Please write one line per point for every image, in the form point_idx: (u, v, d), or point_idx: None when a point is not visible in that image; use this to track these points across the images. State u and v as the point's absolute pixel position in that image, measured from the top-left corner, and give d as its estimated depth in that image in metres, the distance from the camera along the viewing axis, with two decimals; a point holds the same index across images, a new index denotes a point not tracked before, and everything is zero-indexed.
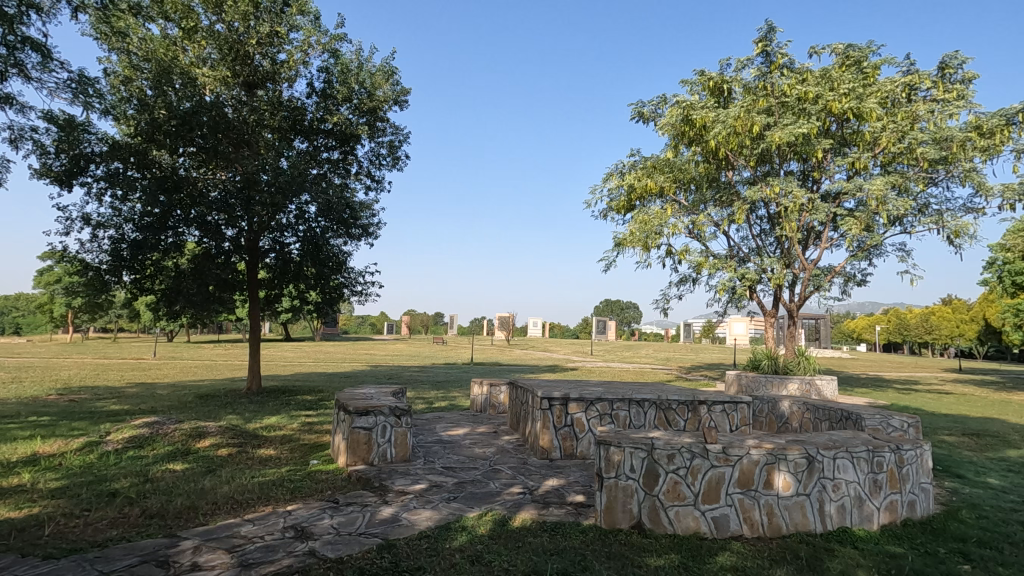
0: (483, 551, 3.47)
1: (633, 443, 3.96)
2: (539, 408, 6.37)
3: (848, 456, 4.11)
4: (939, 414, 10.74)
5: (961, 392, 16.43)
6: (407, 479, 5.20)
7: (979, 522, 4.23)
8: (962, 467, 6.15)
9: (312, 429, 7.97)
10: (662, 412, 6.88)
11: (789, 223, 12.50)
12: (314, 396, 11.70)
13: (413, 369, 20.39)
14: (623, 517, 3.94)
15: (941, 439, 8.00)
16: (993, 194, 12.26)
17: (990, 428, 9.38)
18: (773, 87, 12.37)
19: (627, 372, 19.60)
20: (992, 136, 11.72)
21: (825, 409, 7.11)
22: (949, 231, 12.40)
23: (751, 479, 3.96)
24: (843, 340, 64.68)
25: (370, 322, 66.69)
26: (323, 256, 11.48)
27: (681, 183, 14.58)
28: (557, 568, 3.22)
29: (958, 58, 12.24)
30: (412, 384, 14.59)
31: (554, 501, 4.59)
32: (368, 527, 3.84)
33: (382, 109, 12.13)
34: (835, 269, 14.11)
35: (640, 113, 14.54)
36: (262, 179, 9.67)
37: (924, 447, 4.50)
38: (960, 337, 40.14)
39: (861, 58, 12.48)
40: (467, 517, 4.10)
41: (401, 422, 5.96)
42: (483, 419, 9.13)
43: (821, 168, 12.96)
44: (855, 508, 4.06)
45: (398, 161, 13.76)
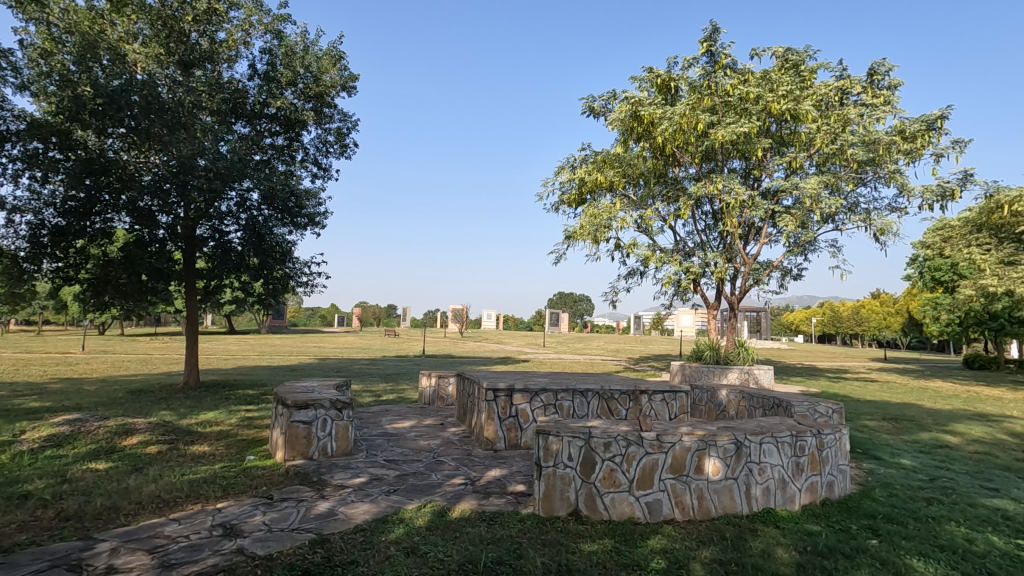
0: (419, 542, 3.45)
1: (571, 432, 4.03)
2: (484, 399, 6.40)
3: (773, 441, 4.32)
4: (862, 401, 11.45)
5: (886, 380, 17.58)
6: (347, 473, 5.11)
7: (889, 499, 4.54)
8: (878, 449, 6.59)
9: (252, 424, 7.71)
10: (605, 402, 7.04)
11: (731, 219, 12.98)
12: (256, 390, 11.32)
13: (364, 362, 20.04)
14: (561, 505, 4.00)
15: (862, 423, 8.55)
16: (914, 195, 13.11)
17: (908, 413, 10.07)
18: (717, 87, 12.72)
19: (578, 364, 19.86)
20: (915, 140, 12.51)
21: (758, 396, 7.46)
22: (876, 228, 13.18)
23: (683, 465, 4.11)
24: (783, 331, 67.93)
25: (320, 314, 65.17)
26: (267, 245, 11.12)
27: (631, 177, 14.87)
28: (492, 557, 3.24)
29: (885, 65, 12.98)
30: (361, 377, 14.30)
31: (495, 491, 4.63)
32: (302, 523, 3.76)
33: (329, 94, 11.80)
34: (773, 263, 14.76)
35: (591, 107, 14.74)
36: (199, 164, 9.11)
37: (843, 431, 4.78)
38: (887, 328, 42.75)
39: (798, 62, 13.03)
40: (405, 509, 4.08)
41: (342, 415, 5.88)
42: (430, 411, 9.08)
43: (761, 166, 13.52)
44: (778, 490, 4.28)
45: (346, 149, 13.45)
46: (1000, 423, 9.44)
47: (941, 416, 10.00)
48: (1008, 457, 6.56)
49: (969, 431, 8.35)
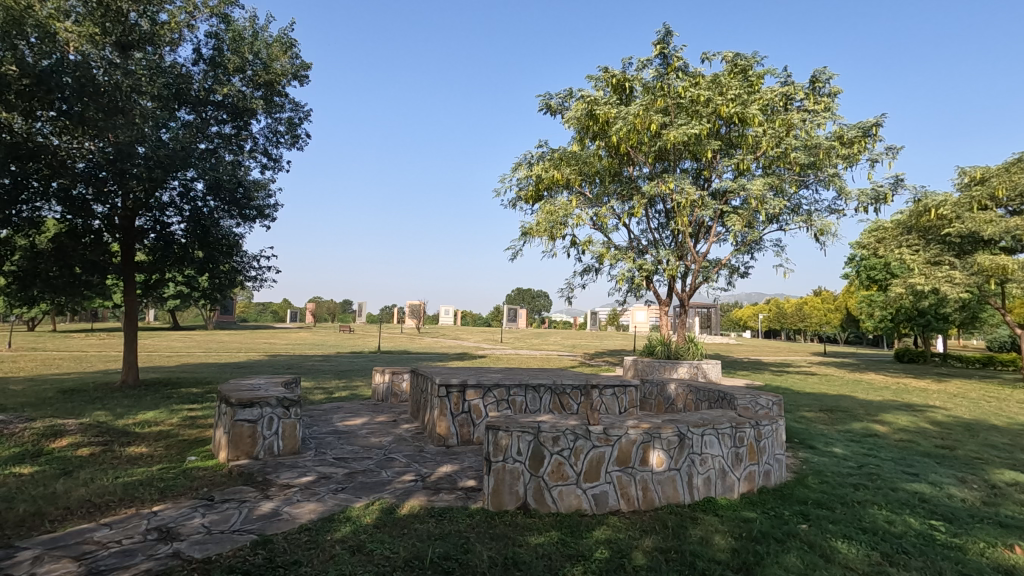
0: (366, 540, 3.43)
1: (520, 427, 4.07)
2: (437, 395, 6.37)
3: (715, 432, 4.49)
4: (802, 393, 12.04)
5: (825, 373, 18.53)
6: (294, 472, 5.01)
7: (820, 486, 4.81)
8: (813, 439, 6.94)
9: (195, 424, 7.42)
10: (557, 396, 7.15)
11: (681, 218, 13.36)
12: (201, 388, 10.91)
13: (316, 359, 19.57)
14: (510, 499, 4.05)
15: (801, 414, 8.99)
16: (851, 198, 13.84)
17: (842, 404, 10.66)
18: (670, 88, 13.02)
19: (534, 360, 20.04)
20: (852, 146, 13.20)
21: (703, 389, 7.73)
22: (816, 229, 13.83)
23: (629, 457, 4.23)
24: (732, 327, 70.56)
25: (272, 309, 63.41)
26: (213, 238, 10.70)
27: (586, 175, 15.11)
28: (439, 552, 3.24)
29: (826, 73, 13.61)
30: (313, 374, 13.98)
31: (446, 487, 4.64)
32: (244, 524, 3.66)
33: (280, 82, 11.52)
34: (721, 261, 15.28)
35: (548, 105, 14.85)
36: (138, 152, 8.71)
37: (779, 422, 5.03)
38: (827, 324, 44.92)
39: (746, 67, 13.48)
40: (353, 508, 4.03)
41: (290, 413, 5.75)
42: (383, 408, 8.99)
43: (711, 167, 13.99)
44: (718, 480, 4.47)
45: (298, 140, 13.09)
46: (924, 412, 10.13)
47: (872, 406, 10.63)
48: (929, 444, 7.04)
49: (896, 421, 8.92)
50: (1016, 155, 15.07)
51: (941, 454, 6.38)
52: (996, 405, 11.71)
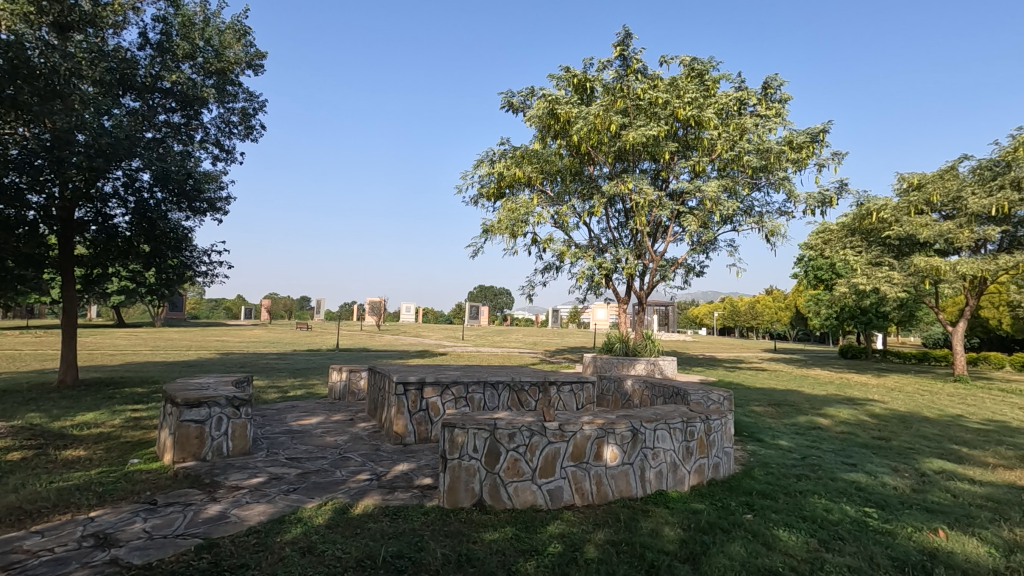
0: (317, 540, 3.37)
1: (476, 425, 4.06)
2: (395, 392, 6.29)
3: (666, 427, 4.62)
4: (752, 388, 12.47)
5: (774, 369, 19.26)
6: (243, 473, 4.86)
7: (765, 477, 5.01)
8: (761, 432, 7.21)
9: (139, 425, 7.10)
10: (515, 394, 7.19)
11: (640, 218, 13.60)
12: (146, 388, 10.44)
13: (271, 357, 19.03)
14: (465, 496, 4.04)
15: (750, 409, 9.33)
16: (799, 201, 14.41)
17: (789, 399, 11.12)
18: (629, 90, 13.26)
19: (495, 357, 20.11)
20: (801, 150, 13.71)
21: (658, 385, 7.92)
22: (767, 230, 14.34)
23: (583, 452, 4.29)
24: (689, 324, 72.63)
25: (225, 306, 61.28)
26: (160, 231, 10.30)
27: (548, 174, 15.19)
28: (392, 551, 3.22)
29: (778, 80, 14.11)
30: (266, 372, 13.57)
31: (402, 485, 4.61)
32: (189, 528, 3.54)
33: (232, 71, 11.16)
34: (679, 261, 15.63)
35: (509, 102, 14.88)
36: (78, 139, 8.29)
37: (728, 417, 5.21)
38: (778, 321, 46.77)
39: (703, 72, 13.84)
40: (305, 508, 3.96)
41: (239, 412, 5.60)
42: (339, 407, 8.82)
43: (669, 168, 14.30)
44: (669, 473, 4.60)
45: (252, 131, 12.70)
46: (864, 405, 10.68)
47: (817, 400, 11.14)
48: (867, 435, 7.42)
49: (838, 414, 9.37)
50: (949, 163, 16.02)
51: (877, 445, 6.74)
52: (928, 398, 12.43)
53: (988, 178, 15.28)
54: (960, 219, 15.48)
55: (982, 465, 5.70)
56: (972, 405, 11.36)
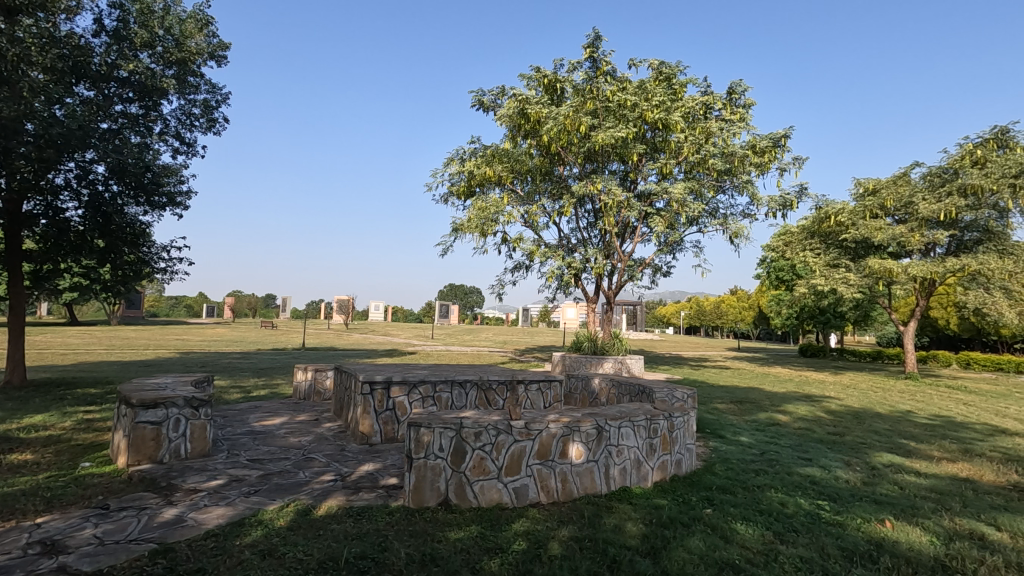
0: (278, 543, 3.31)
1: (442, 424, 4.05)
2: (360, 392, 6.22)
3: (630, 425, 4.70)
4: (716, 386, 12.75)
5: (737, 367, 19.76)
6: (202, 475, 4.74)
7: (726, 472, 5.15)
8: (724, 429, 7.40)
9: (91, 427, 6.83)
10: (483, 393, 7.19)
11: (609, 219, 13.77)
12: (100, 389, 10.05)
13: (234, 356, 18.55)
14: (431, 496, 4.03)
15: (713, 406, 9.56)
16: (762, 204, 14.81)
17: (751, 396, 11.42)
18: (599, 92, 13.43)
19: (465, 356, 20.09)
20: (764, 155, 14.07)
21: (624, 383, 8.04)
22: (731, 232, 14.71)
23: (549, 450, 4.33)
24: (656, 323, 73.87)
25: (186, 305, 59.39)
26: (115, 226, 9.95)
27: (518, 173, 15.23)
28: (355, 552, 3.20)
29: (742, 86, 14.48)
30: (229, 372, 13.21)
31: (366, 485, 4.56)
32: (143, 533, 3.44)
33: (193, 61, 10.83)
34: (646, 261, 15.88)
35: (480, 101, 14.87)
36: (26, 129, 7.91)
37: (690, 414, 5.34)
38: (741, 321, 48.00)
39: (670, 75, 14.09)
40: (266, 510, 3.88)
41: (199, 414, 5.45)
42: (304, 407, 8.66)
43: (637, 170, 14.54)
44: (634, 470, 4.68)
45: (214, 124, 12.35)
46: (820, 402, 11.06)
47: (776, 397, 11.49)
48: (822, 431, 7.70)
49: (796, 410, 9.68)
50: (902, 170, 16.71)
51: (832, 440, 7.00)
52: (881, 395, 12.95)
53: (938, 185, 16.01)
54: (911, 223, 16.16)
55: (928, 458, 5.98)
56: (921, 402, 11.89)
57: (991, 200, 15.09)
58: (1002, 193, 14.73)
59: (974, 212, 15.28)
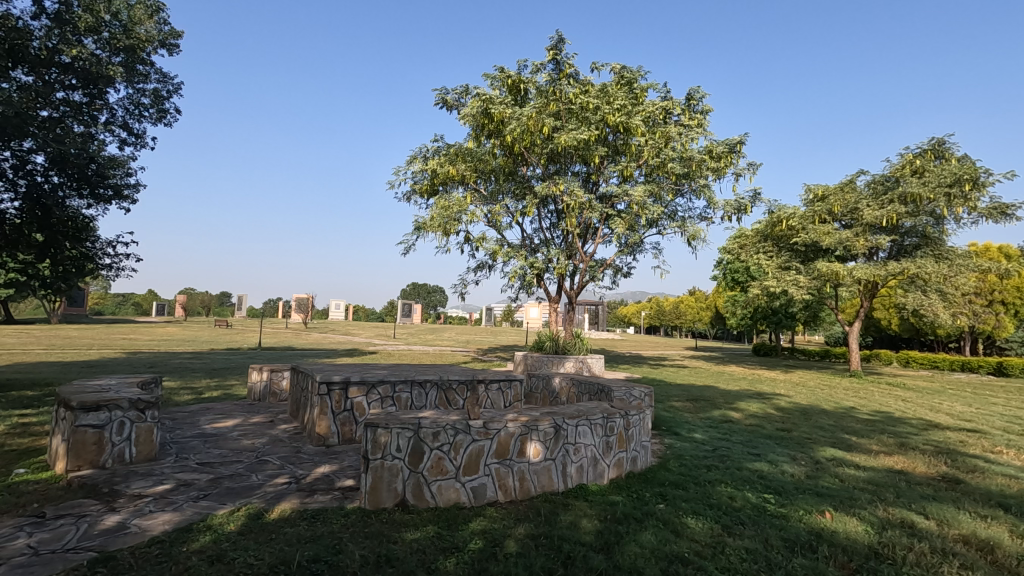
0: (228, 548, 3.23)
1: (400, 424, 4.02)
2: (317, 393, 6.11)
3: (588, 423, 4.78)
4: (673, 385, 13.07)
5: (694, 366, 20.30)
6: (147, 480, 4.56)
7: (679, 468, 5.30)
8: (678, 426, 7.61)
9: (27, 431, 6.47)
10: (443, 393, 7.18)
11: (571, 219, 13.93)
12: (37, 391, 9.50)
13: (185, 356, 17.89)
14: (387, 496, 4.00)
15: (670, 404, 9.81)
16: (718, 208, 15.26)
17: (706, 394, 11.76)
18: (562, 94, 13.62)
19: (426, 355, 19.95)
20: (721, 160, 14.51)
21: (584, 383, 8.15)
22: (688, 235, 15.10)
23: (507, 449, 4.36)
24: (617, 323, 75.22)
25: (134, 303, 56.86)
26: (56, 220, 9.40)
27: (481, 172, 15.23)
28: (308, 556, 3.14)
29: (700, 92, 14.90)
30: (179, 373, 12.72)
31: (322, 488, 4.49)
32: (83, 541, 3.29)
33: (142, 49, 10.38)
34: (607, 262, 16.13)
35: (444, 99, 14.81)
36: None
37: (645, 412, 5.47)
38: (699, 321, 49.35)
39: (632, 80, 14.38)
40: (215, 515, 3.77)
41: (145, 416, 5.24)
42: (259, 408, 8.44)
43: (599, 172, 14.79)
44: (590, 467, 4.77)
45: (165, 115, 11.90)
46: (771, 399, 11.48)
47: (730, 395, 11.86)
48: (771, 427, 8.01)
49: (747, 407, 10.04)
50: (849, 177, 17.51)
51: (780, 436, 7.29)
52: (827, 392, 13.55)
53: (881, 192, 16.86)
54: (857, 228, 16.97)
55: (867, 452, 6.31)
56: (863, 398, 12.51)
57: (929, 207, 15.98)
58: (938, 201, 15.62)
59: (913, 219, 16.16)
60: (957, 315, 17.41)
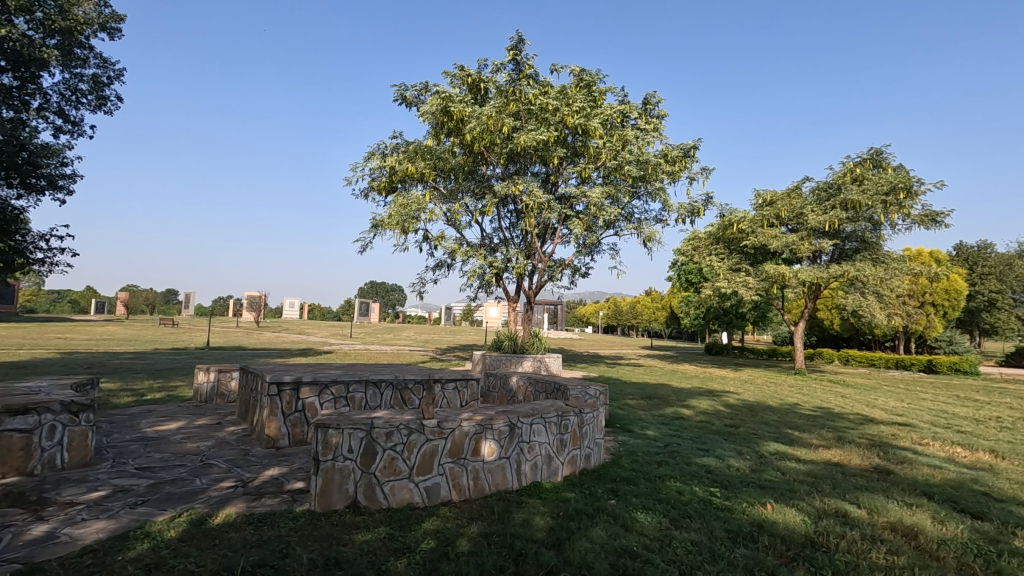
0: (167, 555, 3.10)
1: (352, 425, 3.95)
2: (267, 394, 5.93)
3: (542, 421, 4.83)
4: (628, 383, 13.37)
5: (649, 364, 20.76)
6: (81, 487, 4.32)
7: (631, 465, 5.42)
8: (632, 423, 7.78)
9: None
10: (398, 392, 7.12)
11: (530, 219, 14.00)
12: None
13: (126, 357, 17.05)
14: (338, 498, 3.93)
15: (625, 402, 10.01)
16: (672, 210, 15.65)
17: (660, 392, 12.08)
18: (522, 94, 13.69)
19: (383, 355, 19.67)
20: (676, 164, 14.90)
21: (540, 382, 8.22)
22: (644, 236, 15.43)
23: (461, 448, 4.35)
24: (576, 322, 76.28)
25: (70, 300, 53.68)
26: None
27: (441, 171, 15.11)
28: (252, 561, 3.05)
29: (656, 97, 15.25)
30: (119, 374, 12.10)
31: (271, 491, 4.37)
32: (6, 553, 3.10)
33: (80, 31, 9.81)
34: (565, 262, 16.30)
35: (403, 96, 14.65)
36: None
37: (599, 409, 5.56)
38: (655, 320, 50.53)
39: (591, 83, 14.56)
40: (155, 522, 3.62)
41: (79, 420, 4.97)
42: (206, 410, 8.13)
43: (558, 173, 14.93)
44: (544, 465, 4.81)
45: (105, 103, 11.31)
46: (721, 397, 11.86)
47: (682, 393, 12.19)
48: (720, 423, 8.29)
49: (699, 404, 10.35)
50: (795, 183, 18.26)
51: (728, 432, 7.56)
52: (773, 389, 14.12)
53: (824, 199, 17.67)
54: (802, 233, 17.74)
55: (808, 446, 6.62)
56: (806, 395, 13.10)
57: (867, 213, 16.87)
58: (876, 208, 16.51)
59: (854, 224, 17.02)
60: (892, 315, 18.45)
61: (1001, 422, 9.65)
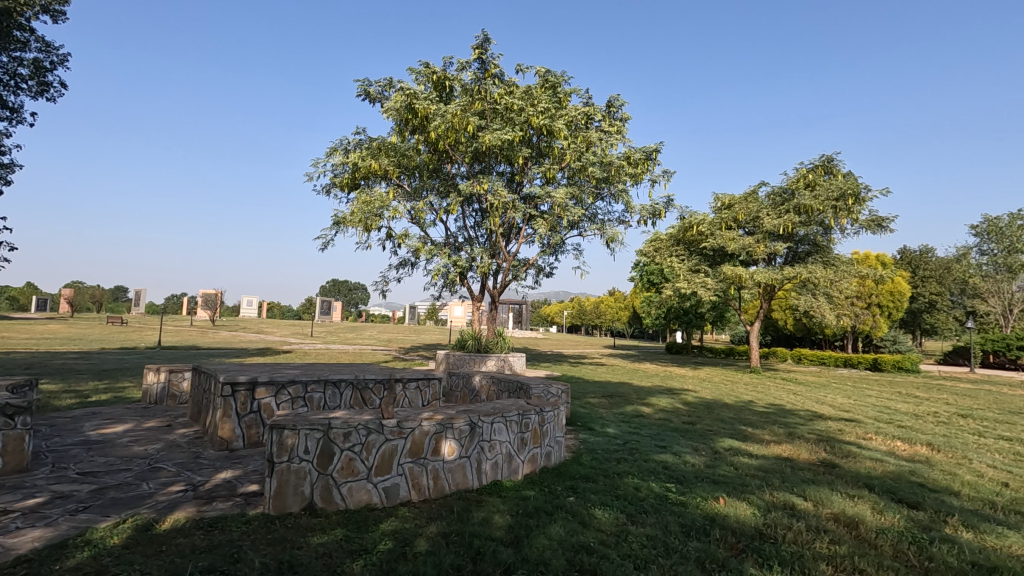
0: (110, 563, 2.98)
1: (308, 425, 3.87)
2: (220, 394, 5.74)
3: (503, 420, 4.84)
4: (590, 381, 13.53)
5: (611, 363, 21.04)
6: (16, 494, 4.09)
7: (591, 462, 5.50)
8: (593, 421, 7.89)
9: None
10: (358, 392, 7.02)
11: (495, 219, 13.98)
12: None
13: (69, 357, 16.19)
14: (294, 500, 3.84)
15: (586, 400, 10.14)
16: (635, 212, 15.92)
17: (621, 390, 12.27)
18: (487, 93, 13.67)
19: (345, 355, 19.30)
20: (638, 166, 15.17)
21: (502, 381, 8.23)
22: (607, 237, 15.63)
23: (421, 448, 4.32)
24: (540, 321, 76.70)
25: (8, 296, 50.66)
26: None
27: (405, 168, 14.95)
28: (201, 567, 2.96)
29: (619, 100, 15.50)
30: (61, 374, 11.50)
31: (222, 494, 4.24)
32: None
33: (20, 12, 9.27)
34: (530, 262, 16.36)
35: (366, 91, 14.42)
36: None
37: (560, 408, 5.62)
38: (617, 320, 51.29)
39: (556, 84, 14.67)
40: (97, 529, 3.46)
41: (14, 423, 4.71)
42: (155, 412, 7.82)
43: (523, 172, 14.99)
44: (504, 464, 4.83)
45: (47, 89, 10.73)
46: (679, 395, 12.13)
47: (642, 391, 12.42)
48: (677, 421, 8.49)
49: (657, 402, 10.58)
50: (752, 188, 18.85)
51: (685, 429, 7.75)
52: (729, 388, 14.53)
53: (779, 203, 18.29)
54: (757, 236, 18.32)
55: (760, 442, 6.85)
56: (760, 392, 13.55)
57: (818, 218, 17.56)
58: (826, 213, 17.20)
59: (806, 228, 17.70)
60: (841, 316, 19.24)
61: (937, 417, 10.22)
